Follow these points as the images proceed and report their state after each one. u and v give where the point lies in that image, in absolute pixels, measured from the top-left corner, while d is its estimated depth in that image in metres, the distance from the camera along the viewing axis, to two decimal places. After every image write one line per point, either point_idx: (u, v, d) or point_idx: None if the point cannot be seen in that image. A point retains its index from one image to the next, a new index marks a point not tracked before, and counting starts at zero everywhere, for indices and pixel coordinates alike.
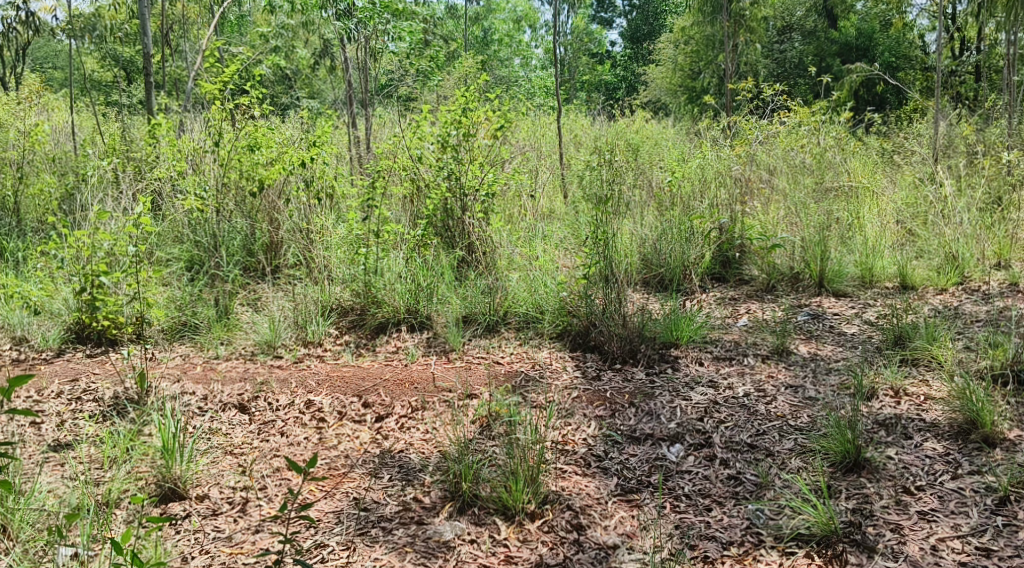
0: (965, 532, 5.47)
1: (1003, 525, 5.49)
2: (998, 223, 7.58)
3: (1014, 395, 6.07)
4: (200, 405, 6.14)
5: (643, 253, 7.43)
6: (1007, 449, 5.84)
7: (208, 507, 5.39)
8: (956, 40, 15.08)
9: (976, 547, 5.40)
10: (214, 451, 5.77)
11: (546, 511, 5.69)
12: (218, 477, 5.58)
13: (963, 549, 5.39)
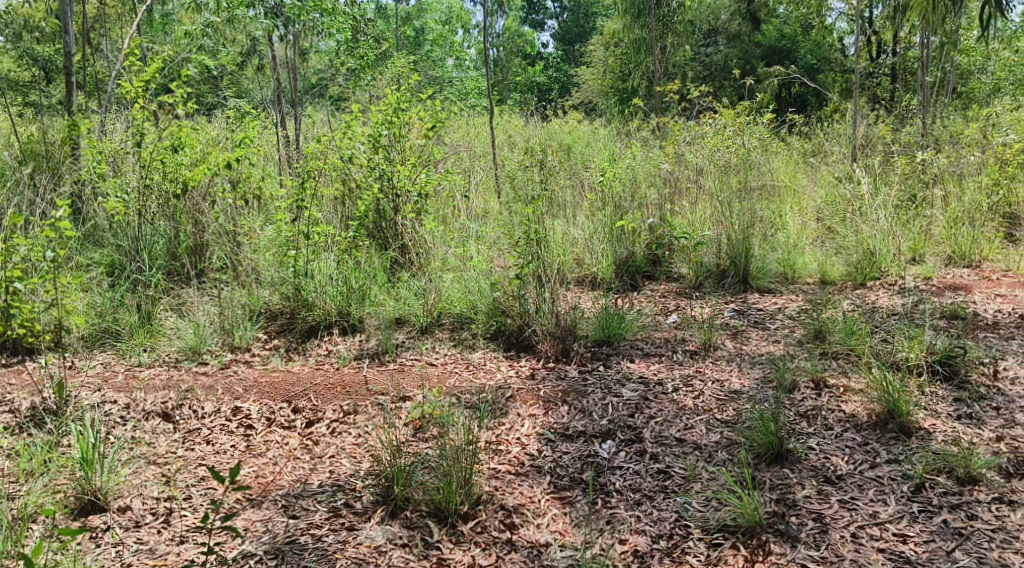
0: (883, 519, 5.45)
1: (919, 510, 5.48)
2: (914, 219, 8.75)
3: (927, 382, 6.27)
4: (122, 413, 6.29)
5: (576, 252, 7.92)
6: (922, 438, 5.87)
7: (130, 519, 5.57)
8: (873, 42, 15.23)
9: (893, 534, 5.38)
10: (137, 460, 5.95)
11: (479, 512, 5.59)
12: (141, 488, 5.76)
13: (882, 536, 5.37)
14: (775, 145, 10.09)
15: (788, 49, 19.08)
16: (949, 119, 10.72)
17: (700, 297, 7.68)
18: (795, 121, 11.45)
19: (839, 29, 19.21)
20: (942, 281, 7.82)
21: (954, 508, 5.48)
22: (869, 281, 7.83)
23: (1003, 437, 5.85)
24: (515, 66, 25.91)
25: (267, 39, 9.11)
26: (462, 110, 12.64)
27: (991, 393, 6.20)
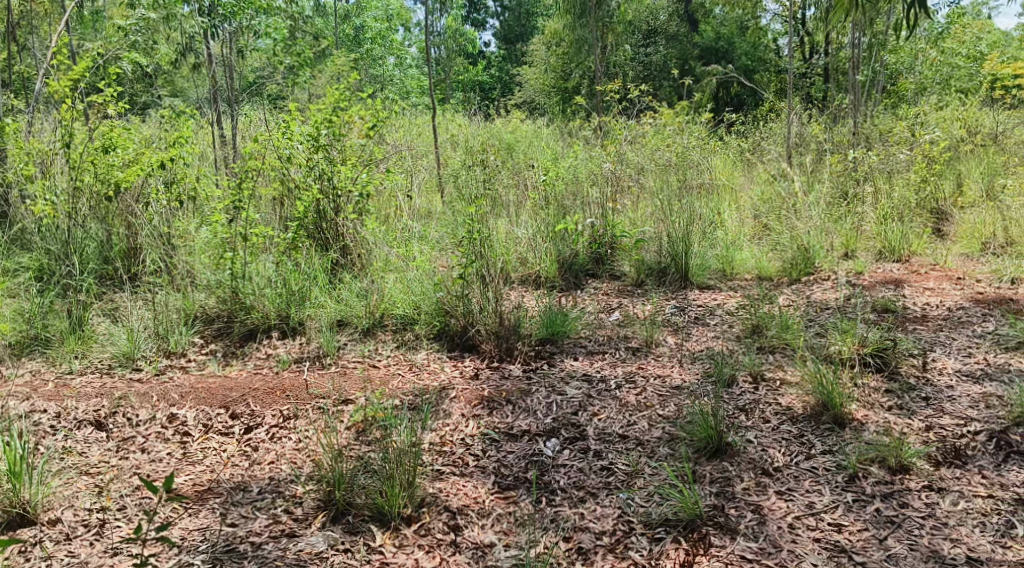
0: (818, 509, 5.57)
1: (853, 500, 5.61)
2: (846, 216, 8.96)
3: (859, 374, 6.42)
4: (52, 423, 6.20)
5: (518, 251, 7.97)
6: (855, 429, 6.01)
7: (61, 532, 5.50)
8: (807, 42, 15.53)
9: (828, 524, 5.50)
10: (69, 471, 5.87)
11: (423, 514, 5.60)
12: (72, 499, 5.68)
13: (817, 526, 5.49)
14: (713, 145, 10.25)
15: (725, 50, 19.36)
16: (879, 118, 10.99)
17: (642, 295, 7.76)
18: (733, 121, 11.61)
19: (774, 30, 19.53)
20: (873, 276, 8.02)
21: (887, 496, 5.62)
22: (802, 277, 8.00)
23: (932, 426, 6.01)
24: (458, 64, 25.93)
25: (203, 36, 9.01)
26: (405, 110, 12.56)
27: (919, 384, 6.36)
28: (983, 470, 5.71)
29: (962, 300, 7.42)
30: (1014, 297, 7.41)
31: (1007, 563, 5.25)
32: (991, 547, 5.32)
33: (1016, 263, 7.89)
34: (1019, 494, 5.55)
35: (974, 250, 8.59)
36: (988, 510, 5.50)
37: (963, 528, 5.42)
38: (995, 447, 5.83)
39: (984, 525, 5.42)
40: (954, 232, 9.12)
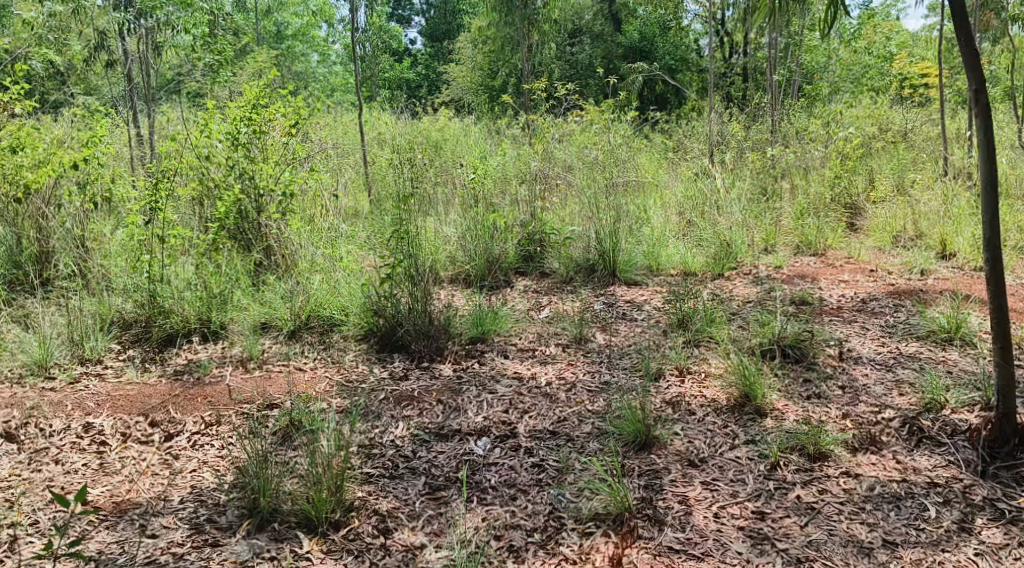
0: (742, 498, 5.53)
1: (775, 488, 5.58)
2: (765, 212, 9.13)
3: (780, 365, 6.54)
4: None
5: (449, 250, 8.04)
6: (776, 418, 6.04)
7: None
8: (728, 40, 15.85)
9: (752, 511, 5.45)
10: None
11: (351, 519, 5.49)
12: None
13: (742, 514, 5.44)
14: (638, 144, 10.37)
15: (648, 49, 19.71)
16: (796, 116, 11.26)
17: (571, 292, 7.83)
18: (657, 120, 11.81)
19: (696, 30, 19.90)
20: (791, 270, 8.19)
21: (807, 483, 5.60)
22: (726, 271, 8.16)
23: (848, 414, 6.07)
24: (384, 62, 25.90)
25: (119, 33, 8.87)
26: (331, 107, 12.42)
27: (836, 373, 6.47)
28: (897, 455, 5.73)
29: (876, 291, 7.63)
30: (925, 287, 7.63)
31: (921, 544, 5.23)
32: (906, 529, 5.30)
33: (924, 255, 8.17)
34: (932, 478, 5.56)
35: (886, 242, 8.88)
36: (902, 493, 5.49)
37: (879, 512, 5.40)
38: (907, 433, 5.86)
39: (899, 508, 5.41)
40: (866, 225, 9.38)
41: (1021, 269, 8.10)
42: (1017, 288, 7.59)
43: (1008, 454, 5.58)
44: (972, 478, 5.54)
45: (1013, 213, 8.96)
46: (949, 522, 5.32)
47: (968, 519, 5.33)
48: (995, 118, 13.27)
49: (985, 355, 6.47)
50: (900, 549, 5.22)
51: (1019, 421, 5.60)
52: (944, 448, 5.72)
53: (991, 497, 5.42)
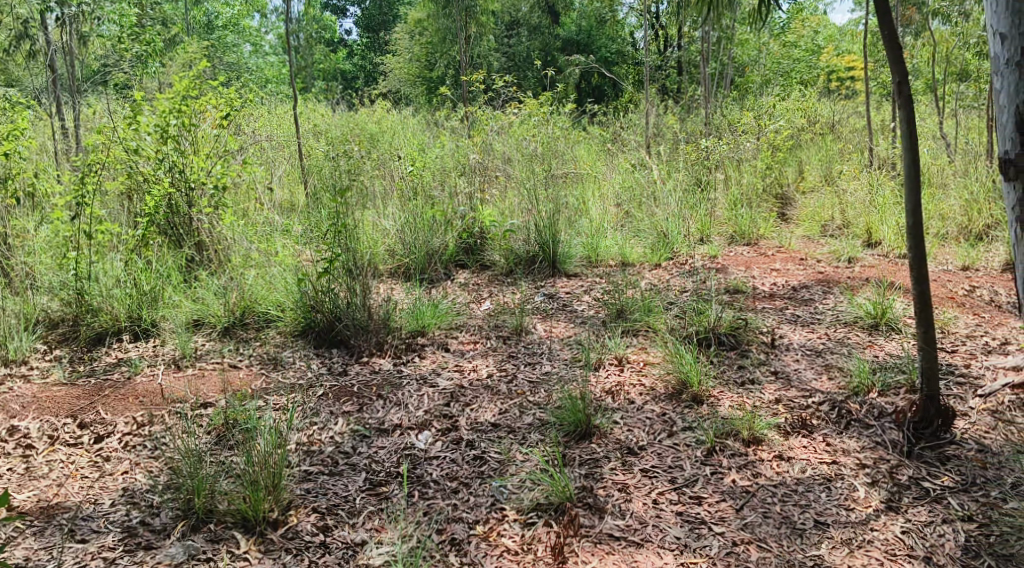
0: (680, 484, 5.49)
1: (711, 472, 5.55)
2: (700, 202, 9.20)
3: (715, 352, 6.55)
4: None
5: (388, 243, 7.94)
6: (712, 404, 6.03)
7: None
8: (661, 32, 16.00)
9: (689, 497, 5.40)
10: None
11: (290, 517, 5.38)
12: None
13: (679, 500, 5.39)
14: (575, 136, 10.36)
15: (585, 41, 19.85)
16: (729, 108, 11.40)
17: (511, 284, 7.80)
18: (594, 111, 11.85)
19: (632, 24, 20.07)
20: (726, 259, 8.25)
21: (742, 467, 5.57)
22: (662, 262, 8.19)
23: (781, 399, 6.08)
24: (318, 53, 25.60)
25: (41, 23, 8.56)
26: (264, 97, 12.19)
27: (770, 358, 6.50)
28: (827, 438, 5.74)
29: (806, 279, 7.72)
30: (852, 275, 7.75)
31: (851, 524, 5.22)
32: (837, 510, 5.29)
33: (851, 244, 8.31)
34: (860, 459, 5.56)
35: (815, 231, 9.01)
36: (832, 475, 5.49)
37: (811, 494, 5.39)
38: (836, 416, 5.88)
39: (830, 490, 5.40)
40: (797, 216, 9.55)
41: (942, 256, 8.34)
42: (939, 275, 7.77)
43: (933, 434, 5.63)
44: (898, 459, 5.55)
45: (936, 202, 9.14)
46: (878, 502, 5.31)
47: (895, 498, 5.32)
48: (918, 110, 13.59)
49: (908, 339, 6.57)
50: (831, 530, 5.19)
51: (942, 402, 5.65)
52: (872, 429, 5.75)
53: (915, 477, 5.42)
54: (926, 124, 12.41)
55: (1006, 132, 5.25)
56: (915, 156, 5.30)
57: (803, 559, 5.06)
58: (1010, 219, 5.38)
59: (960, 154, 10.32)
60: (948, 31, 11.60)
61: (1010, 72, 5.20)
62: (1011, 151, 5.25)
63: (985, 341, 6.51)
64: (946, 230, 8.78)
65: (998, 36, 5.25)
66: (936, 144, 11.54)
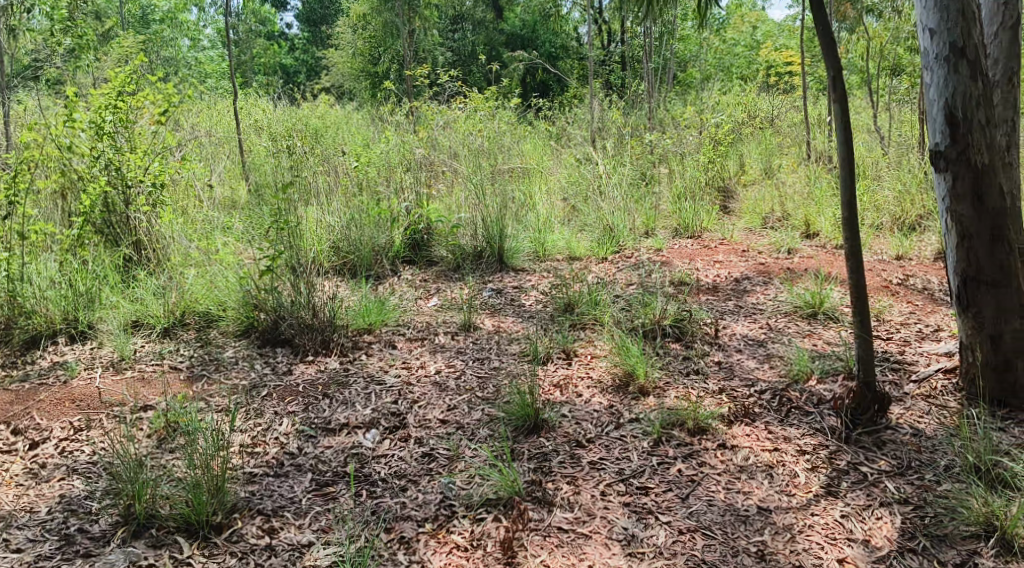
0: (628, 475, 5.44)
1: (658, 463, 5.51)
2: (645, 195, 9.23)
3: (660, 343, 6.53)
4: None
5: (333, 240, 7.68)
6: (658, 396, 6.00)
7: None
8: (604, 27, 16.08)
9: (637, 488, 5.36)
10: None
11: (235, 520, 5.23)
12: None
13: (627, 491, 5.34)
14: (520, 130, 10.34)
15: (529, 36, 19.98)
16: (672, 104, 11.47)
17: (458, 279, 7.73)
18: (540, 106, 11.85)
19: (574, 19, 20.13)
20: (670, 252, 8.25)
21: (688, 457, 5.54)
22: (609, 255, 8.18)
23: (725, 388, 6.07)
24: (259, 46, 25.29)
25: None
26: (203, 91, 11.96)
27: (714, 349, 6.51)
28: (769, 426, 5.73)
29: (747, 271, 7.74)
30: (793, 265, 7.80)
31: (792, 509, 5.20)
32: (779, 496, 5.27)
33: (790, 235, 8.38)
34: (801, 446, 5.56)
35: (756, 223, 9.05)
36: (774, 462, 5.48)
37: (753, 481, 5.36)
38: (777, 404, 5.88)
39: (772, 477, 5.39)
40: (738, 208, 9.61)
41: (877, 246, 8.46)
42: (874, 265, 7.85)
43: (870, 420, 5.62)
44: (837, 444, 5.56)
45: (870, 194, 9.27)
46: (818, 487, 5.31)
47: (834, 483, 5.32)
48: (855, 104, 13.82)
49: (846, 327, 6.62)
50: (774, 515, 5.17)
51: (878, 388, 5.63)
52: (812, 416, 5.76)
53: (854, 462, 5.44)
54: (860, 117, 12.59)
55: (937, 126, 5.41)
56: (850, 148, 5.26)
57: (747, 545, 5.03)
58: (939, 209, 5.58)
59: (893, 147, 10.48)
60: (881, 26, 11.76)
61: (940, 67, 5.35)
62: (941, 144, 5.42)
63: (919, 328, 6.59)
64: (880, 221, 8.91)
65: (926, 32, 5.38)
66: (872, 137, 11.73)
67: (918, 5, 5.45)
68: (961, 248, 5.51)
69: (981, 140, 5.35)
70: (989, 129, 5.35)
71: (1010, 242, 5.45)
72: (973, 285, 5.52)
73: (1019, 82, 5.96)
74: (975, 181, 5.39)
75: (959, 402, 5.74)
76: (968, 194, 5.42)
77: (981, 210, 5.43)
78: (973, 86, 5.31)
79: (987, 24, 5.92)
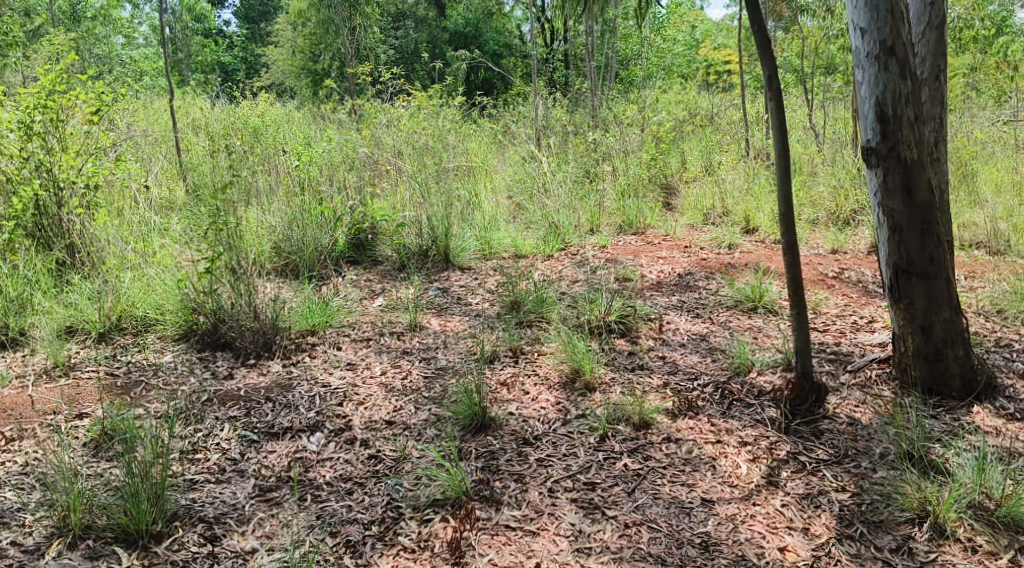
0: (575, 471, 5.41)
1: (604, 458, 5.48)
2: (590, 193, 9.23)
3: (606, 340, 6.51)
4: None
5: (274, 240, 7.61)
6: (604, 392, 5.98)
7: None
8: (547, 25, 16.14)
9: (583, 483, 5.33)
10: None
11: (175, 529, 5.10)
12: None
13: (574, 487, 5.31)
14: (465, 128, 10.29)
15: (473, 34, 20.01)
16: (615, 101, 11.51)
17: (404, 279, 7.65)
18: (484, 104, 11.82)
19: (516, 17, 20.17)
20: (615, 249, 8.24)
21: (633, 451, 5.53)
22: (555, 252, 8.16)
23: (669, 382, 6.07)
24: (197, 44, 24.96)
25: None
26: (137, 90, 11.67)
27: (660, 345, 6.50)
28: (712, 418, 5.73)
29: (689, 266, 7.75)
30: (734, 260, 7.83)
31: (734, 500, 5.21)
32: (722, 487, 5.28)
33: (730, 230, 8.43)
34: (742, 437, 5.57)
35: (698, 219, 9.10)
36: (717, 454, 5.48)
37: (697, 473, 5.37)
38: (720, 396, 5.89)
39: (715, 469, 5.39)
40: (681, 205, 9.67)
41: (813, 240, 8.57)
42: (810, 258, 7.92)
43: (808, 410, 5.65)
44: (777, 434, 5.58)
45: (807, 189, 9.39)
46: (759, 477, 5.32)
47: (774, 472, 5.34)
48: (793, 102, 14.02)
49: (785, 321, 6.68)
50: (717, 506, 5.18)
51: (815, 379, 5.69)
52: (753, 408, 5.78)
53: (793, 451, 5.47)
54: (798, 115, 12.76)
55: (868, 123, 5.45)
56: (785, 145, 5.27)
57: (692, 536, 5.03)
58: (871, 203, 5.63)
59: (829, 144, 10.63)
60: (815, 25, 11.92)
61: (871, 65, 5.38)
62: (872, 140, 5.47)
63: (854, 319, 6.66)
64: (815, 216, 9.02)
65: (857, 31, 5.41)
66: (809, 134, 11.89)
67: (848, 4, 5.48)
68: (892, 241, 5.57)
69: (911, 136, 5.42)
70: (918, 125, 5.42)
71: (939, 235, 5.53)
72: (904, 277, 5.59)
73: (946, 79, 6.06)
74: (905, 175, 5.46)
75: (892, 390, 5.82)
76: (899, 188, 5.48)
77: (911, 205, 5.49)
78: (903, 84, 5.37)
79: (914, 24, 6.07)
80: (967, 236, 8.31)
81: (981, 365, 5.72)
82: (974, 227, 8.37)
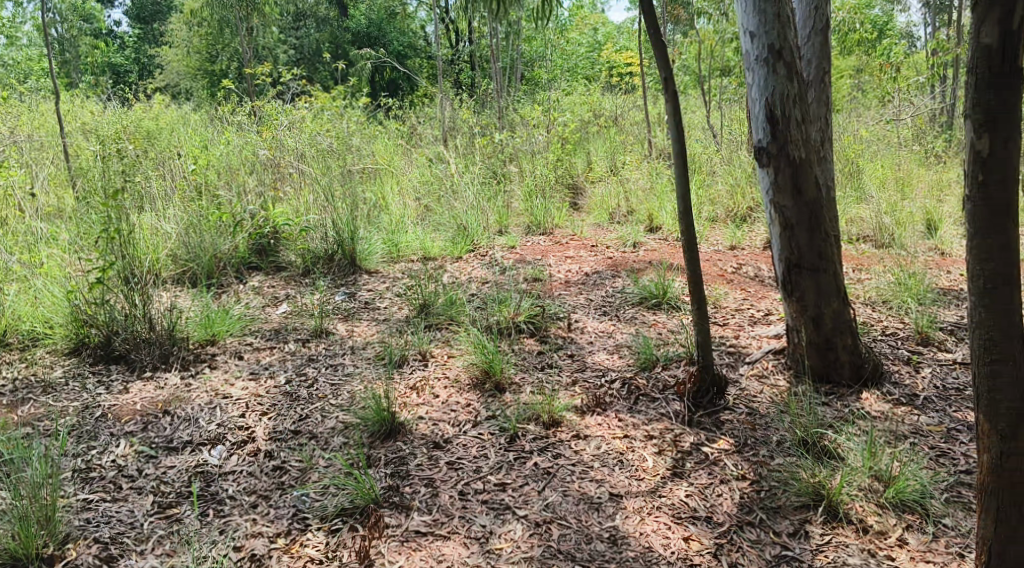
0: (484, 473, 5.35)
1: (514, 458, 5.44)
2: (497, 195, 9.22)
3: (516, 340, 6.48)
4: None
5: (171, 248, 7.36)
6: (514, 392, 5.95)
7: None
8: (451, 27, 16.16)
9: (494, 484, 5.28)
10: None
11: (68, 551, 4.90)
12: None
13: (484, 489, 5.26)
14: (371, 129, 10.21)
15: (377, 35, 19.91)
16: (519, 102, 11.55)
17: (309, 284, 7.51)
18: (390, 105, 11.74)
19: (420, 18, 20.07)
20: (524, 249, 8.23)
21: (543, 450, 5.50)
22: (464, 254, 8.10)
23: (577, 380, 6.06)
24: (87, 46, 24.30)
25: None
26: (24, 92, 11.29)
27: (568, 343, 6.50)
28: (619, 415, 5.74)
29: (596, 265, 7.78)
30: (639, 258, 7.90)
31: (641, 494, 5.22)
32: (629, 481, 5.29)
33: (635, 229, 8.51)
34: (648, 431, 5.60)
35: (604, 218, 9.15)
36: (624, 449, 5.49)
37: (605, 469, 5.36)
38: (627, 392, 5.90)
39: (622, 464, 5.40)
40: (587, 204, 9.72)
41: (713, 236, 8.71)
42: (710, 254, 8.02)
43: (708, 403, 5.71)
44: (680, 428, 5.61)
45: (706, 187, 9.55)
46: (665, 470, 5.35)
47: (678, 465, 5.37)
48: (694, 102, 14.31)
49: (688, 316, 6.75)
50: (624, 501, 5.18)
51: (716, 371, 5.76)
52: (659, 403, 5.81)
53: (697, 443, 5.51)
54: (697, 116, 13.01)
55: (758, 123, 5.54)
56: (681, 146, 5.31)
57: (599, 532, 5.03)
58: (763, 201, 5.72)
59: (726, 144, 10.84)
60: (710, 28, 12.12)
61: (761, 67, 5.46)
62: (763, 140, 5.56)
63: (752, 312, 6.77)
64: (715, 212, 9.18)
65: (747, 34, 5.49)
66: (706, 133, 12.12)
67: (739, 8, 5.56)
68: (783, 236, 5.66)
69: (798, 136, 5.51)
70: (804, 125, 5.52)
71: (826, 230, 5.65)
72: (795, 271, 5.69)
73: (831, 80, 6.20)
74: (794, 174, 5.55)
75: (787, 380, 5.93)
76: (789, 186, 5.57)
77: (800, 202, 5.59)
78: (791, 86, 5.46)
79: (800, 27, 6.19)
80: (855, 230, 8.54)
81: (867, 353, 5.87)
82: (861, 222, 8.63)
